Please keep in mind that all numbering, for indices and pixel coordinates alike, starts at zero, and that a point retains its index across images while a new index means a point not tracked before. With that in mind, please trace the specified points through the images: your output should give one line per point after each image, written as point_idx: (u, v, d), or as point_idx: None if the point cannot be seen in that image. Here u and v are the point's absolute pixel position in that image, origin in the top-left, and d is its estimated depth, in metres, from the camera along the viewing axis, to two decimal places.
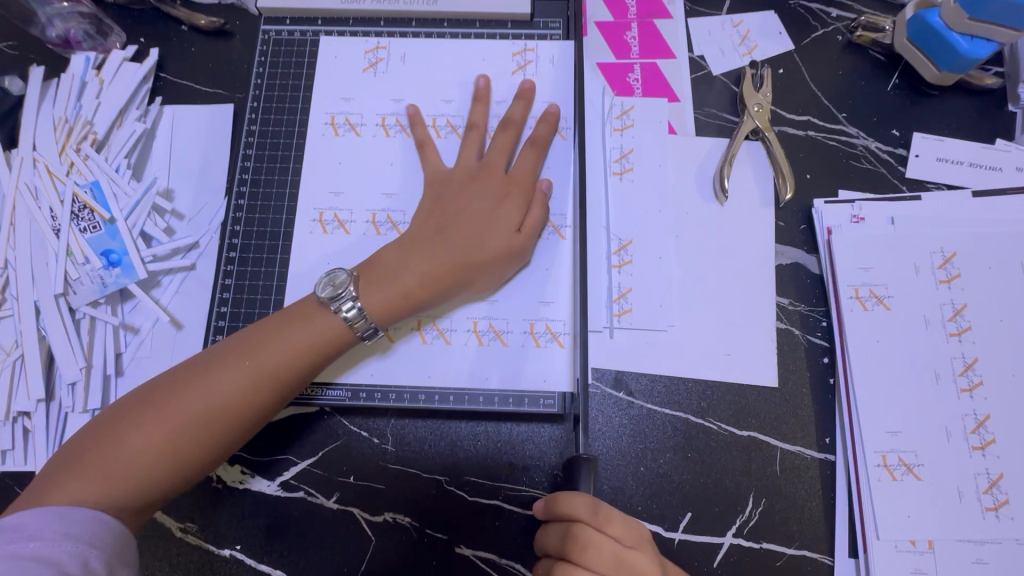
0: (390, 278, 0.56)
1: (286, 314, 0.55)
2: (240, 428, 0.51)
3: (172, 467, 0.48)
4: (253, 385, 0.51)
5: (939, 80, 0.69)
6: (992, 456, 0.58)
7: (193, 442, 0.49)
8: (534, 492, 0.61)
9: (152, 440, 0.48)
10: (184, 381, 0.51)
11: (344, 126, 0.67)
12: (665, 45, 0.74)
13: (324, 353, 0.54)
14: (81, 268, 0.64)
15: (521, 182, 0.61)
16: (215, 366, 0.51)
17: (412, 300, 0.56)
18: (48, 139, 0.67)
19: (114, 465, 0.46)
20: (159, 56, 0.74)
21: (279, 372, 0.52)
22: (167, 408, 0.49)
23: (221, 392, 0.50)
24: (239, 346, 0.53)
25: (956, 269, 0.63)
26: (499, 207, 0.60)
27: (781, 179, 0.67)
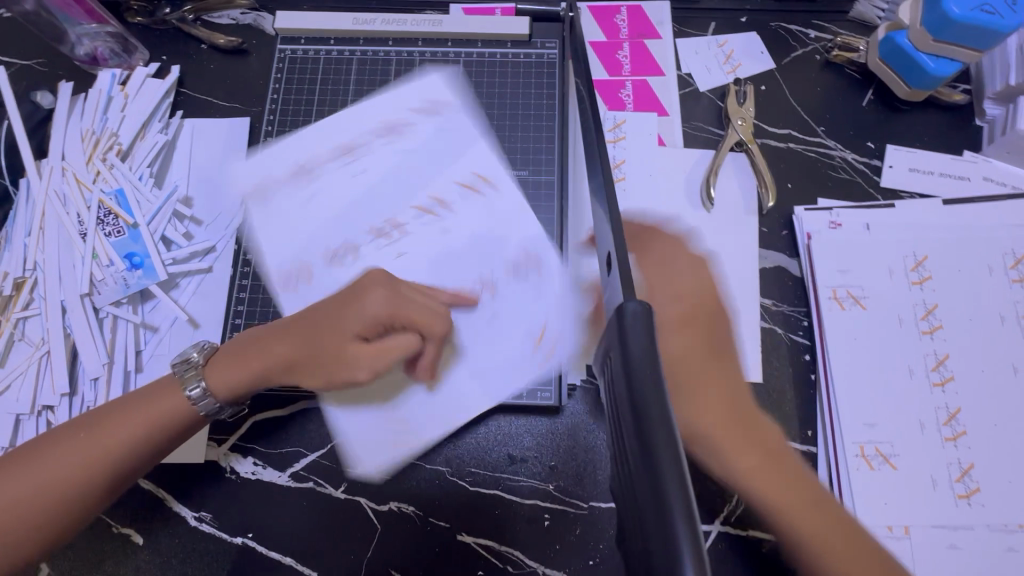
0: (314, 341, 0.57)
1: (258, 334, 0.59)
2: (171, 441, 0.55)
3: (99, 477, 0.52)
4: (277, 364, 0.57)
5: (910, 96, 0.74)
6: (964, 447, 0.62)
7: (112, 456, 0.52)
8: (532, 482, 0.65)
9: (107, 442, 0.52)
10: (223, 361, 0.57)
11: (350, 148, 0.70)
12: (655, 64, 0.79)
13: (275, 374, 0.57)
14: (106, 270, 0.68)
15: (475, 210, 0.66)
16: (180, 378, 0.56)
17: (334, 368, 0.57)
18: (76, 149, 0.72)
19: (36, 472, 0.51)
20: (180, 73, 0.78)
21: (231, 393, 0.56)
22: (101, 427, 0.53)
23: (247, 372, 0.57)
24: (275, 331, 0.58)
25: (927, 272, 0.67)
26: (435, 289, 0.62)
27: (764, 188, 0.72)
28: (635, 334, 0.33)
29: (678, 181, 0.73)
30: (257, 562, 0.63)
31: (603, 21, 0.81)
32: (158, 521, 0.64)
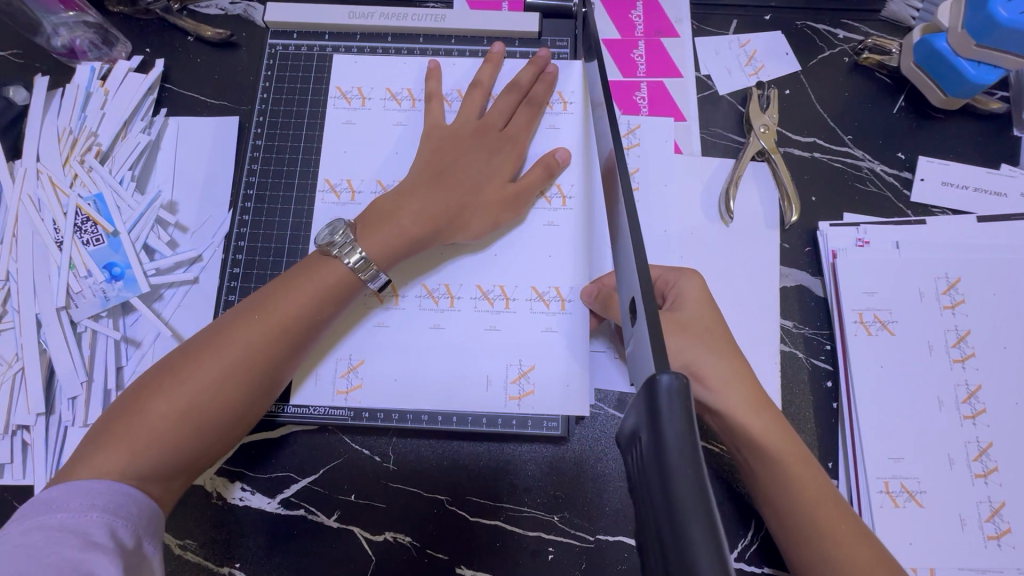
0: (389, 222, 0.56)
1: (293, 270, 0.55)
2: (276, 370, 0.51)
3: (212, 417, 0.47)
4: (434, 207, 0.58)
5: (945, 104, 0.70)
6: (995, 484, 0.58)
7: (223, 397, 0.48)
8: (535, 514, 0.61)
9: (173, 404, 0.46)
10: (365, 223, 0.56)
11: (355, 95, 0.68)
12: (673, 64, 0.74)
13: (331, 296, 0.53)
14: (84, 282, 0.64)
15: (517, 140, 0.64)
16: (230, 326, 0.50)
17: (410, 241, 0.57)
18: (52, 150, 0.67)
19: (139, 429, 0.45)
20: (165, 67, 0.73)
21: (293, 321, 0.51)
22: (191, 369, 0.48)
23: (400, 231, 0.56)
24: (407, 187, 0.59)
25: (960, 296, 0.63)
26: (493, 158, 0.62)
27: (787, 202, 0.67)
28: (670, 421, 0.28)
29: (696, 192, 0.69)
30: None
31: (618, 18, 0.76)
32: None
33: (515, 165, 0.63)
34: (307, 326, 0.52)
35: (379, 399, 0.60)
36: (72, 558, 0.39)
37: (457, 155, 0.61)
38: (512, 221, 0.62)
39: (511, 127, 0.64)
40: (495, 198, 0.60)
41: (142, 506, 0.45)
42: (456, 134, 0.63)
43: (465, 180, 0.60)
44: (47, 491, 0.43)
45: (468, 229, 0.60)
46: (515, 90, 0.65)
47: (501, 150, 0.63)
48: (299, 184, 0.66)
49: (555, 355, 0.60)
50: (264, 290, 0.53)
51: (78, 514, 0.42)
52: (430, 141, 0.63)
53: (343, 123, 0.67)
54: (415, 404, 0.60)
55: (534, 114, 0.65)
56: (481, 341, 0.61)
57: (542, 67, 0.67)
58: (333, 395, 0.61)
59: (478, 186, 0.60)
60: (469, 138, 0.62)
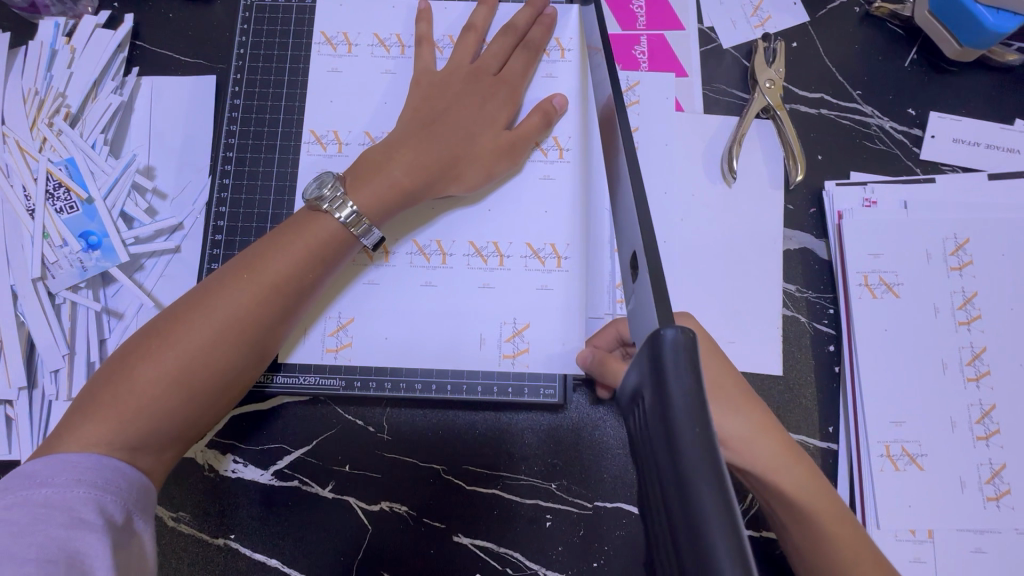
0: (379, 172, 0.53)
1: (280, 229, 0.52)
2: (268, 332, 0.49)
3: (203, 383, 0.46)
4: (426, 157, 0.55)
5: (960, 55, 0.66)
6: (996, 447, 0.57)
7: (213, 362, 0.46)
8: (533, 482, 0.60)
9: (162, 369, 0.44)
10: (355, 174, 0.54)
11: (340, 41, 0.64)
12: (674, 16, 0.70)
13: (323, 256, 0.51)
14: (59, 252, 0.61)
15: (512, 83, 0.60)
16: (216, 287, 0.48)
17: (401, 192, 0.54)
18: (18, 112, 0.63)
19: (126, 397, 0.44)
20: (134, 23, 0.69)
21: (283, 281, 0.49)
22: (177, 334, 0.45)
23: (390, 183, 0.53)
24: (398, 136, 0.56)
25: (968, 257, 0.61)
26: (487, 104, 0.59)
27: (792, 160, 0.64)
28: (676, 371, 0.28)
29: (697, 151, 0.66)
30: (239, 564, 0.59)
31: None
32: None
33: (511, 113, 0.60)
34: (298, 287, 0.50)
35: (371, 368, 0.59)
36: (59, 536, 0.38)
37: (449, 102, 0.58)
38: (508, 171, 0.60)
39: (506, 71, 0.60)
40: (490, 148, 0.57)
41: (132, 480, 0.43)
42: (447, 81, 0.59)
43: (457, 128, 0.57)
44: (31, 464, 0.41)
45: (462, 180, 0.57)
46: (510, 32, 0.61)
47: (495, 97, 0.59)
48: (280, 147, 0.62)
49: (553, 318, 0.58)
50: (249, 251, 0.51)
51: (64, 490, 0.40)
52: (420, 88, 0.59)
53: (329, 71, 0.63)
54: (407, 372, 0.58)
55: (531, 59, 0.61)
56: (471, 311, 0.59)
57: (539, 9, 0.63)
58: (324, 364, 0.59)
59: (471, 134, 0.57)
60: (462, 84, 0.59)
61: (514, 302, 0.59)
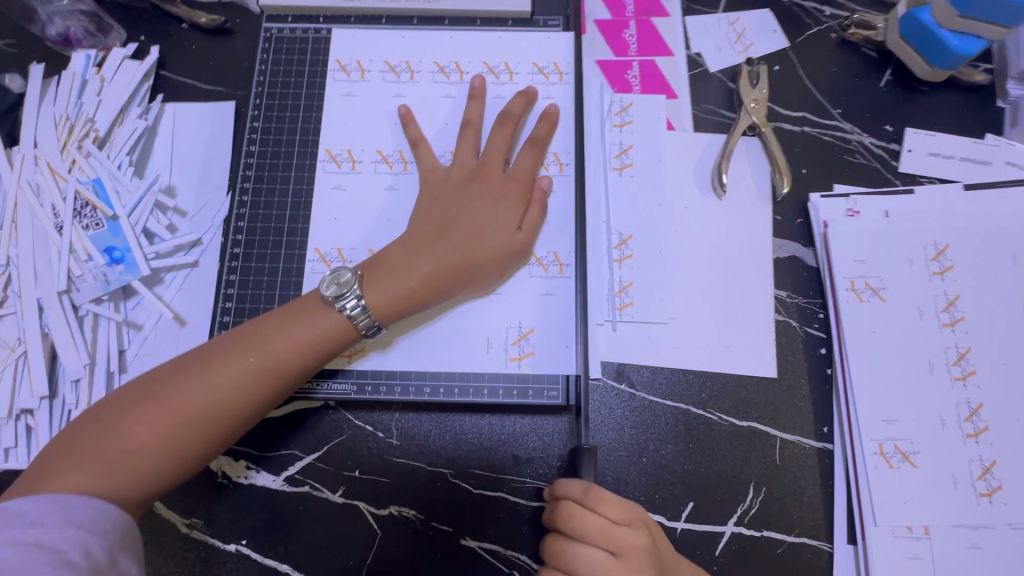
0: (395, 274, 0.56)
1: (289, 310, 0.55)
2: (257, 407, 0.52)
3: (184, 451, 0.49)
4: (439, 262, 0.57)
5: (930, 76, 0.71)
6: (985, 443, 0.59)
7: (201, 430, 0.49)
8: (538, 484, 0.62)
9: (151, 434, 0.48)
10: (369, 272, 0.57)
11: (353, 68, 0.69)
12: (663, 43, 0.75)
13: (322, 350, 0.54)
14: (84, 265, 0.64)
15: (521, 180, 0.62)
16: (214, 360, 0.51)
17: (413, 299, 0.57)
18: (49, 137, 0.67)
19: (112, 453, 0.47)
20: (160, 54, 0.74)
21: (281, 367, 0.52)
22: (171, 401, 0.49)
23: (403, 289, 0.56)
24: (411, 240, 0.59)
25: (948, 262, 0.64)
26: (499, 206, 0.60)
27: (778, 174, 0.68)
28: None
29: (689, 167, 0.70)
30: (251, 569, 0.60)
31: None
32: (148, 526, 0.61)
33: (522, 213, 0.61)
34: (294, 370, 0.53)
35: (382, 373, 0.61)
36: None
37: (460, 206, 0.60)
38: (515, 266, 0.61)
39: (515, 168, 0.62)
40: (503, 249, 0.59)
41: (116, 521, 0.44)
42: (460, 184, 0.62)
43: (472, 230, 0.59)
44: (16, 502, 0.42)
45: (476, 283, 0.59)
46: (508, 121, 0.64)
47: (507, 198, 0.61)
48: (295, 166, 0.66)
49: (556, 323, 0.61)
50: (257, 326, 0.54)
51: (53, 530, 0.40)
52: (429, 189, 0.62)
53: (343, 95, 0.68)
54: (418, 377, 0.61)
55: (538, 153, 0.63)
56: (477, 315, 0.61)
57: (532, 98, 0.65)
58: (337, 368, 0.61)
59: (482, 234, 0.59)
60: (475, 182, 0.61)
61: (518, 310, 0.61)
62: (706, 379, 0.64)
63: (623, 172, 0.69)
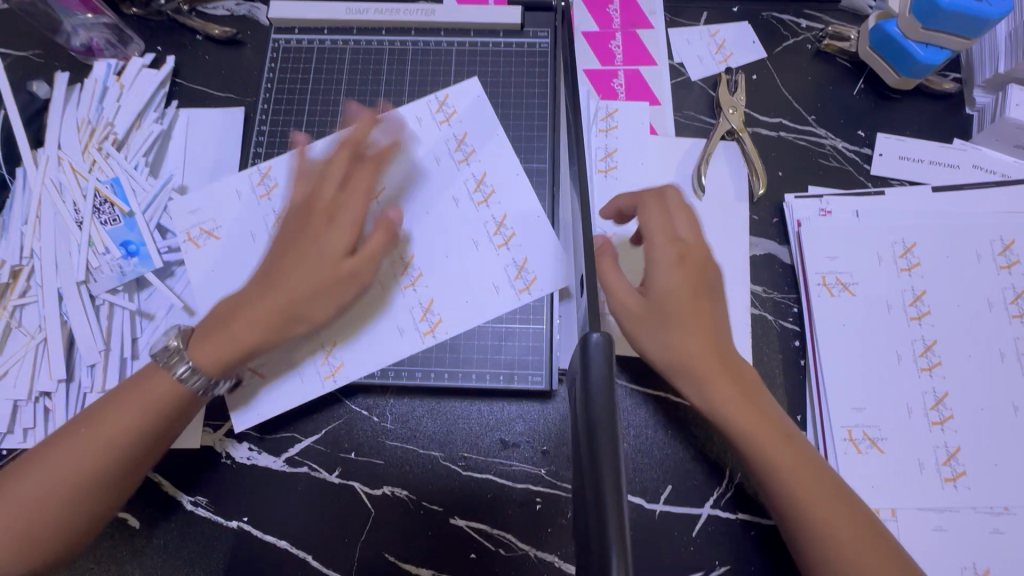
0: (228, 333, 0.54)
1: (166, 344, 0.55)
2: (162, 437, 0.54)
3: (92, 499, 0.52)
4: (285, 296, 0.54)
5: (900, 84, 0.75)
6: (950, 430, 0.61)
7: (101, 477, 0.52)
8: (523, 467, 0.65)
9: (59, 477, 0.51)
10: (204, 331, 0.55)
11: (365, 116, 0.67)
12: (648, 53, 0.79)
13: (219, 372, 0.54)
14: (102, 258, 0.68)
15: (374, 243, 0.57)
16: (107, 406, 0.53)
17: (252, 351, 0.54)
18: (72, 138, 0.72)
19: (20, 513, 0.50)
20: (175, 63, 0.79)
21: (160, 402, 0.53)
22: (58, 449, 0.51)
23: (229, 346, 0.54)
24: (241, 296, 0.56)
25: (915, 259, 0.67)
26: (322, 238, 0.56)
27: (755, 176, 0.72)
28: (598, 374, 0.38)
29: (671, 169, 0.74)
30: (252, 545, 0.64)
31: (597, 12, 0.81)
32: (155, 504, 0.64)
33: (353, 238, 0.56)
34: (180, 406, 0.54)
35: None
36: None
37: (300, 231, 0.57)
38: (396, 290, 0.60)
39: (342, 198, 0.57)
40: (332, 276, 0.55)
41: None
42: (303, 208, 0.58)
43: (313, 254, 0.55)
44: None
45: (318, 316, 0.56)
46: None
47: (326, 228, 0.56)
48: None
49: (462, 308, 0.61)
50: (143, 372, 0.54)
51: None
52: (296, 214, 0.58)
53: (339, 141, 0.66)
54: (410, 363, 0.64)
55: (369, 171, 0.59)
56: None
57: (371, 125, 0.60)
58: None
59: (310, 284, 0.55)
60: (298, 217, 0.57)
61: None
62: None
63: (608, 174, 0.73)
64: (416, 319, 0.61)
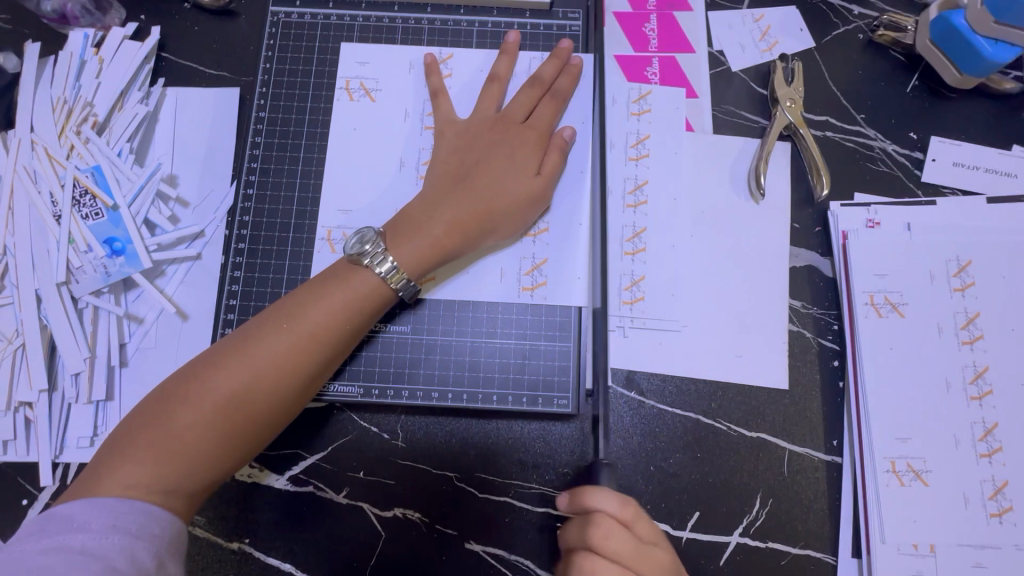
0: (417, 230, 0.55)
1: (324, 276, 0.54)
2: (319, 372, 0.51)
3: (241, 433, 0.48)
4: (465, 211, 0.55)
5: (959, 83, 0.69)
6: (998, 464, 0.59)
7: (256, 410, 0.48)
8: (543, 490, 0.61)
9: (199, 413, 0.47)
10: (393, 230, 0.55)
11: (359, 91, 0.65)
12: (685, 40, 0.72)
13: (363, 310, 0.52)
14: (84, 257, 0.62)
15: (539, 129, 0.60)
16: (252, 337, 0.50)
17: (441, 250, 0.55)
18: (46, 120, 0.65)
19: (170, 440, 0.46)
20: (161, 35, 0.71)
21: (318, 335, 0.51)
22: (216, 384, 0.47)
23: (430, 243, 0.54)
24: (431, 195, 0.57)
25: (970, 278, 0.63)
26: (517, 152, 0.58)
27: (817, 178, 0.66)
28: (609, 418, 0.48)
29: (709, 170, 0.68)
30: (254, 568, 0.60)
31: None
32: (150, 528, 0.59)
33: (539, 158, 0.59)
34: (332, 342, 0.51)
35: (391, 377, 0.60)
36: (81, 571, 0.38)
37: (480, 154, 0.58)
38: (534, 215, 0.59)
39: (534, 119, 0.60)
40: (525, 196, 0.57)
41: (164, 524, 0.44)
42: (473, 131, 0.60)
43: (490, 180, 0.57)
44: (68, 506, 0.42)
45: (499, 233, 0.57)
46: (537, 85, 0.62)
47: (524, 143, 0.59)
48: (303, 159, 0.64)
49: (567, 249, 0.61)
50: (288, 300, 0.52)
51: (100, 536, 0.41)
52: (447, 140, 0.60)
53: (350, 128, 0.64)
54: (426, 382, 0.60)
55: (559, 105, 0.61)
56: (487, 320, 0.60)
57: (565, 60, 0.63)
58: (342, 371, 0.60)
59: (504, 183, 0.57)
60: (489, 129, 0.60)
61: (528, 320, 0.60)
62: (715, 390, 0.63)
63: (639, 162, 0.68)
64: (521, 273, 0.60)
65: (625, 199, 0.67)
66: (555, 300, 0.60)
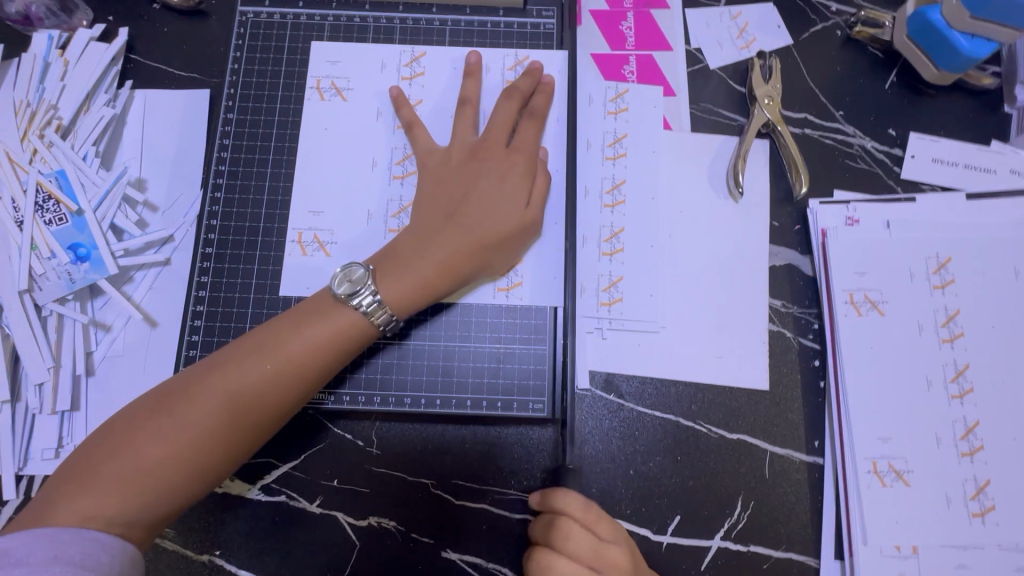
0: (405, 269, 0.53)
1: (307, 305, 0.53)
2: (296, 404, 0.50)
3: (211, 464, 0.47)
4: (455, 253, 0.54)
5: (937, 79, 0.69)
6: (980, 463, 0.58)
7: (231, 440, 0.47)
8: (521, 496, 0.60)
9: (169, 445, 0.45)
10: (382, 265, 0.54)
11: (330, 90, 0.64)
12: (662, 37, 0.71)
13: (346, 343, 0.52)
14: (47, 263, 0.61)
15: (522, 157, 0.58)
16: (229, 366, 0.48)
17: (429, 291, 0.54)
18: (9, 123, 0.64)
19: (136, 472, 0.44)
20: (129, 36, 0.69)
21: (300, 369, 0.50)
22: (188, 415, 0.46)
23: (418, 283, 0.53)
24: (418, 233, 0.55)
25: (950, 275, 0.62)
26: (505, 187, 0.56)
27: (796, 176, 0.65)
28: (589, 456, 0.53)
29: (687, 168, 0.67)
30: None
31: None
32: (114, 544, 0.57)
33: (527, 192, 0.57)
34: (312, 374, 0.50)
35: (363, 382, 0.59)
36: None
37: (466, 189, 0.56)
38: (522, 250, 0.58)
39: (517, 146, 0.59)
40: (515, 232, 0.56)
41: (113, 552, 0.42)
42: (452, 164, 0.58)
43: (479, 215, 0.55)
44: (6, 539, 0.39)
45: (490, 268, 0.56)
46: (515, 96, 0.60)
47: (512, 177, 0.57)
48: (272, 161, 0.63)
49: (542, 249, 0.60)
50: (268, 329, 0.51)
51: (38, 570, 0.37)
52: (427, 171, 0.59)
53: (321, 128, 0.63)
54: (398, 387, 0.59)
55: (537, 120, 0.60)
56: (460, 324, 0.59)
57: (538, 79, 0.62)
58: None
59: (493, 221, 0.55)
60: (473, 163, 0.58)
61: (503, 323, 0.59)
62: (695, 392, 0.62)
63: (616, 162, 0.67)
64: None
65: (603, 199, 0.66)
66: (530, 301, 0.59)
